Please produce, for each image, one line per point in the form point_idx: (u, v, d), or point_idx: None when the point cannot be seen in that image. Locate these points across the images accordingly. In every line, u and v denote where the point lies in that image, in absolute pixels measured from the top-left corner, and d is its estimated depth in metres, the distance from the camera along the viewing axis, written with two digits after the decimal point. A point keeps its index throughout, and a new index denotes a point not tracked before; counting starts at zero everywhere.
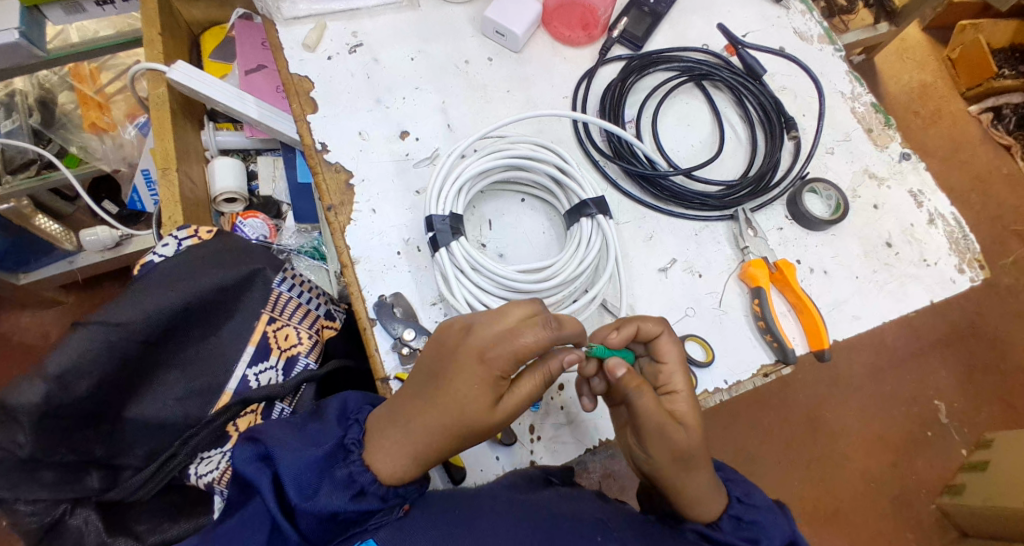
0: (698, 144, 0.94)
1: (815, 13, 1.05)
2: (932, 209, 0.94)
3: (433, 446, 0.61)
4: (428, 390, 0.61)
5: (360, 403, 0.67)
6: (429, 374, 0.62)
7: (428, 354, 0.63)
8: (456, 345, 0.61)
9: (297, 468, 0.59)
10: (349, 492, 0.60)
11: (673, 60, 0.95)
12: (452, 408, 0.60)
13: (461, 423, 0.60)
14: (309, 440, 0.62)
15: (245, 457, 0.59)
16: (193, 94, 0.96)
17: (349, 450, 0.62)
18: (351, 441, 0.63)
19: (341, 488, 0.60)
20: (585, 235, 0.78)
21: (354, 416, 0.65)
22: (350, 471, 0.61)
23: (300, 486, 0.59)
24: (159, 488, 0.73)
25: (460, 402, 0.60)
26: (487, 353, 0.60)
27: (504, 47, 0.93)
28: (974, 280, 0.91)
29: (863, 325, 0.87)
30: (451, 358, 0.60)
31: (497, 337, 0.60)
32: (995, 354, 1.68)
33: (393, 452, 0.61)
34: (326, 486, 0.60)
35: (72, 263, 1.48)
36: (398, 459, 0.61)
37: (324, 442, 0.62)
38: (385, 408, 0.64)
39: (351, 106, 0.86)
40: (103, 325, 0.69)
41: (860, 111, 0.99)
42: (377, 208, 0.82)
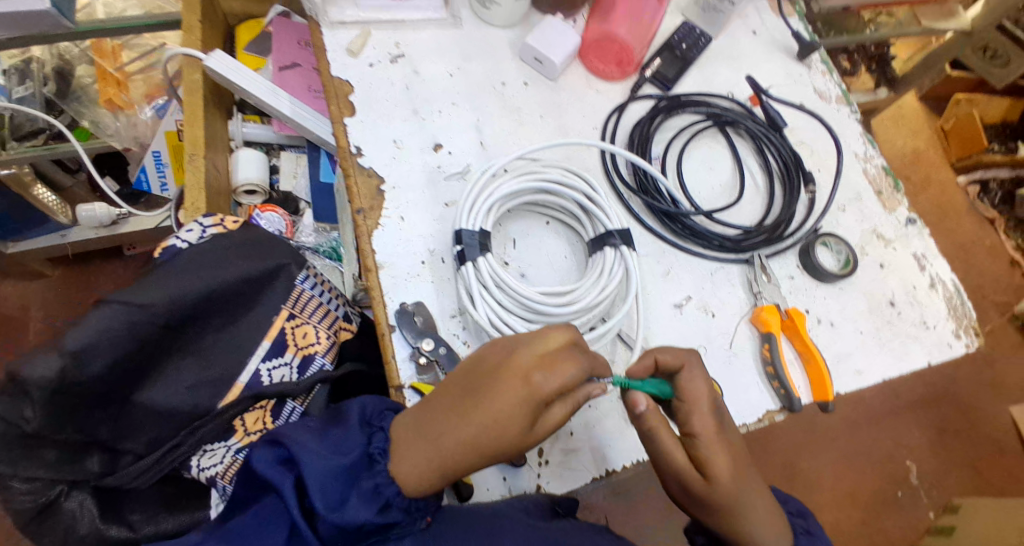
0: (719, 187, 0.96)
1: (834, 74, 1.08)
2: (933, 274, 0.98)
3: (461, 463, 0.61)
4: (464, 406, 0.62)
5: (380, 407, 0.67)
6: (466, 391, 0.62)
7: (466, 371, 0.64)
8: (498, 365, 0.62)
9: (321, 474, 0.59)
10: (375, 506, 0.60)
11: (701, 104, 0.97)
12: (487, 428, 0.60)
13: (494, 443, 0.61)
14: (334, 447, 0.62)
15: (265, 460, 0.59)
16: (227, 83, 0.96)
17: (374, 459, 0.62)
18: (376, 451, 0.63)
19: (369, 499, 0.60)
20: (608, 264, 0.80)
21: (378, 423, 0.65)
22: (375, 482, 0.61)
23: (327, 496, 0.59)
24: (155, 479, 0.74)
25: (496, 423, 0.60)
26: (533, 375, 0.61)
27: (541, 73, 0.95)
28: (968, 346, 0.94)
29: (864, 380, 0.89)
30: (493, 378, 0.61)
31: (541, 362, 0.62)
32: (969, 420, 1.73)
33: (420, 463, 0.61)
34: (354, 497, 0.60)
35: (64, 237, 1.46)
36: (424, 471, 0.61)
37: (349, 451, 0.61)
38: (411, 417, 0.64)
39: (388, 113, 0.87)
40: (125, 305, 0.68)
41: (872, 173, 1.03)
42: (405, 216, 0.82)
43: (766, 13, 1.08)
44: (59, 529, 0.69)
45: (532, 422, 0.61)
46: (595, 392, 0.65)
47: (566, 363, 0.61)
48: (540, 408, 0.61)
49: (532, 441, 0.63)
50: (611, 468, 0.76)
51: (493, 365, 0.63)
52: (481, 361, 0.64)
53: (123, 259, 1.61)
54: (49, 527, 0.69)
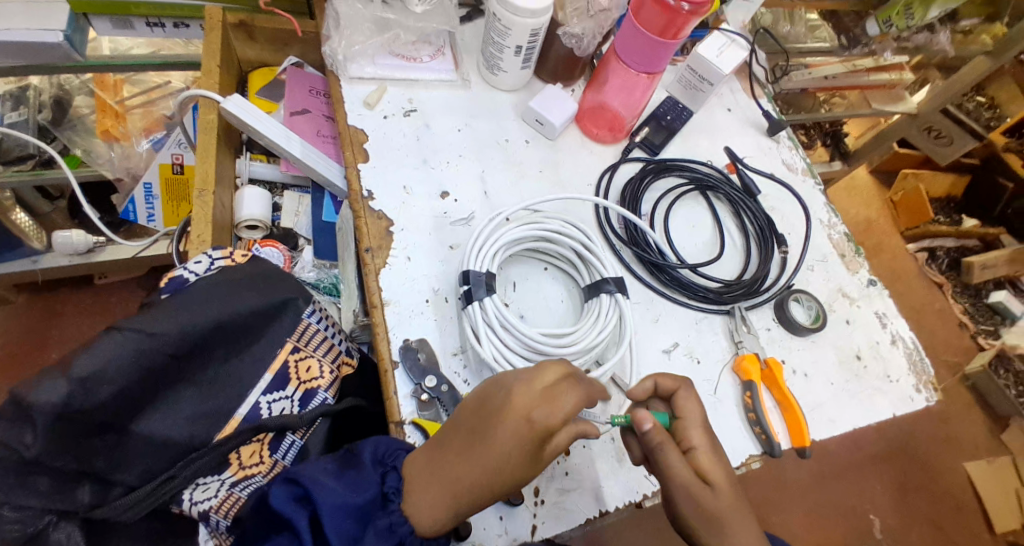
0: (702, 244, 1.02)
1: (800, 149, 1.16)
2: (894, 331, 1.04)
3: (473, 498, 0.67)
4: (470, 445, 0.67)
5: (392, 447, 0.72)
6: (470, 434, 0.67)
7: (470, 411, 0.69)
8: (499, 406, 0.67)
9: (335, 510, 0.64)
10: (390, 543, 0.66)
11: (684, 169, 1.04)
12: (493, 469, 0.65)
13: (502, 478, 0.66)
14: (350, 486, 0.67)
15: (281, 498, 0.64)
16: (242, 125, 0.99)
17: (388, 498, 0.68)
18: (390, 490, 0.68)
19: (384, 536, 0.66)
20: (603, 309, 0.85)
21: (390, 463, 0.71)
22: (390, 521, 0.67)
23: (343, 532, 0.64)
24: (144, 513, 0.71)
25: (501, 463, 0.65)
26: (532, 415, 0.65)
27: (541, 133, 1.01)
28: (929, 400, 1.00)
29: (837, 429, 0.95)
30: (495, 419, 0.66)
31: (539, 401, 0.66)
32: (923, 475, 1.80)
33: (435, 501, 0.67)
34: (369, 535, 0.65)
35: (35, 262, 1.42)
36: (439, 508, 0.67)
37: (365, 489, 0.67)
38: (423, 458, 0.70)
39: (398, 161, 0.92)
40: (137, 333, 0.69)
41: (835, 239, 1.10)
42: (411, 256, 0.86)
43: (738, 94, 1.18)
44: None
45: (535, 456, 0.66)
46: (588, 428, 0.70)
47: (563, 399, 0.66)
48: (541, 443, 0.66)
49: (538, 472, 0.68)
50: (602, 508, 0.79)
51: (494, 406, 0.67)
52: (483, 402, 0.68)
53: (93, 290, 1.58)
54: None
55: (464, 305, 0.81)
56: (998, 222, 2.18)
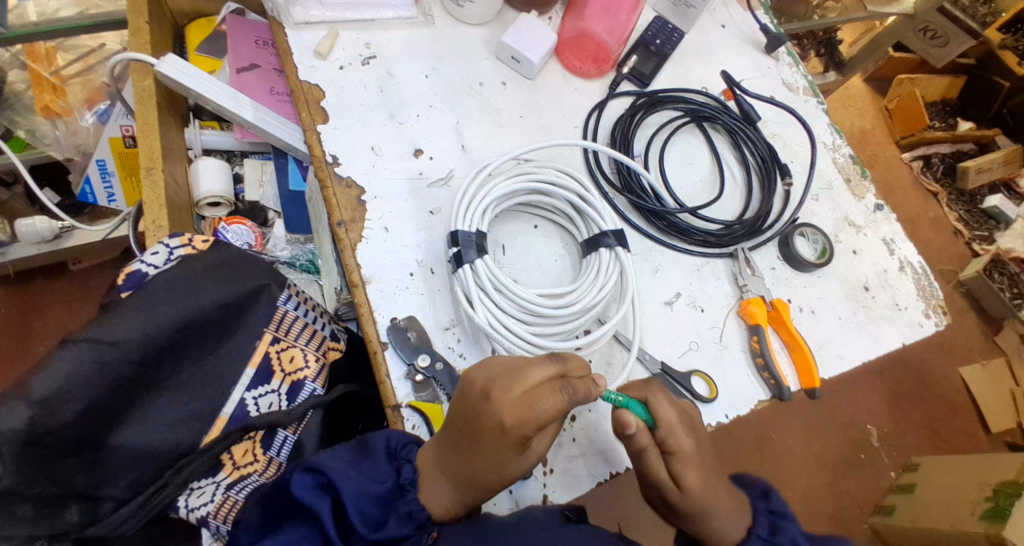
0: (700, 182, 0.96)
1: (800, 65, 1.08)
2: (902, 257, 1.00)
3: (480, 488, 0.64)
4: (464, 442, 0.63)
5: (403, 438, 0.68)
6: (460, 433, 0.63)
7: (457, 408, 0.64)
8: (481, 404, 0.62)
9: (358, 494, 0.62)
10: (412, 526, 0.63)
11: (679, 100, 0.96)
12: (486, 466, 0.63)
13: (500, 473, 0.63)
14: (367, 476, 0.64)
15: (301, 486, 0.61)
16: (182, 89, 0.91)
17: (405, 488, 0.65)
18: (407, 482, 0.65)
19: (405, 522, 0.63)
20: (603, 265, 0.79)
21: (404, 455, 0.67)
22: (410, 507, 0.64)
23: (366, 518, 0.62)
24: (144, 522, 0.67)
25: (492, 461, 0.62)
26: (508, 420, 0.60)
27: (518, 72, 0.93)
28: (938, 325, 0.96)
29: (846, 364, 0.91)
30: (476, 422, 0.61)
31: (517, 403, 0.61)
32: (919, 384, 1.80)
33: (445, 490, 0.65)
34: (392, 520, 0.63)
35: (4, 254, 1.34)
36: (450, 498, 0.65)
37: (385, 479, 0.64)
38: (429, 449, 0.66)
39: (363, 120, 0.84)
40: (95, 344, 0.63)
41: (840, 162, 1.04)
42: (389, 226, 0.80)
43: (732, 7, 1.08)
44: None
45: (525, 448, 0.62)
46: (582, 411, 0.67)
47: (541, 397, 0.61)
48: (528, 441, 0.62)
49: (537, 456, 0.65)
50: (614, 471, 0.76)
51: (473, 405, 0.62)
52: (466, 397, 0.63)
53: (70, 276, 1.47)
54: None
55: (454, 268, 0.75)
56: (994, 123, 2.10)
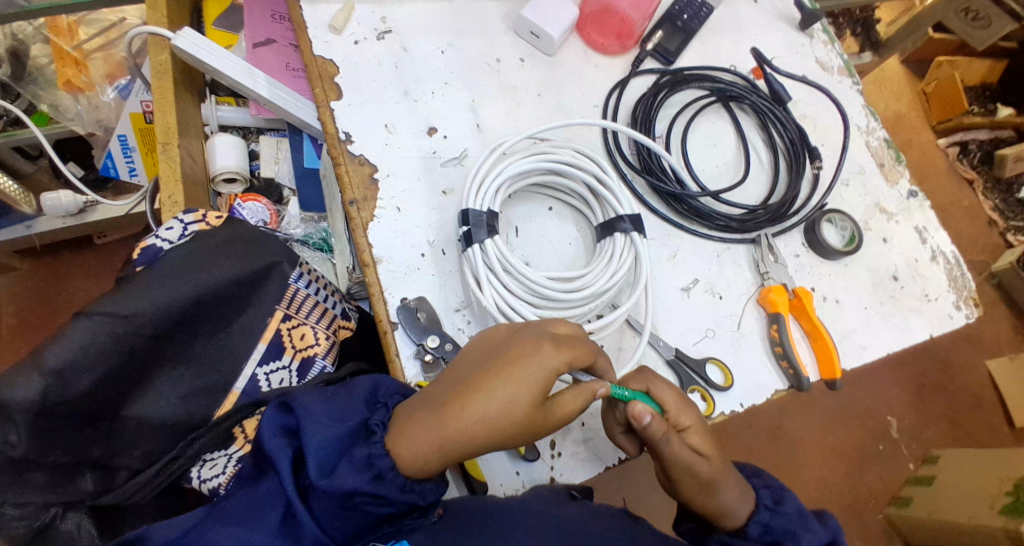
0: (723, 165, 0.92)
1: (836, 44, 1.04)
2: (935, 246, 0.96)
3: (464, 440, 0.59)
4: (472, 383, 0.61)
5: (390, 388, 0.66)
6: (467, 377, 0.62)
7: (483, 351, 0.64)
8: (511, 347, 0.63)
9: (318, 435, 0.59)
10: (368, 475, 0.58)
11: (705, 79, 0.93)
12: (486, 407, 0.59)
13: (495, 425, 0.60)
14: (335, 416, 0.61)
15: (269, 427, 0.59)
16: (198, 64, 0.91)
17: (372, 432, 0.61)
18: (375, 423, 0.62)
19: (363, 468, 0.58)
20: (617, 250, 0.77)
21: (383, 400, 0.64)
22: (369, 452, 0.59)
23: (322, 463, 0.58)
24: (157, 491, 0.68)
25: (495, 404, 0.60)
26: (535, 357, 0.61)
27: (537, 48, 0.90)
28: (969, 317, 0.93)
29: (870, 355, 0.88)
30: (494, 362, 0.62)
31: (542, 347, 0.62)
32: (942, 377, 1.75)
33: (422, 438, 0.59)
34: (344, 465, 0.58)
35: (29, 228, 1.32)
36: (425, 448, 0.59)
37: (349, 418, 0.61)
38: (415, 397, 0.63)
39: (377, 96, 0.83)
40: (109, 317, 0.63)
41: (874, 146, 1.00)
42: (401, 205, 0.79)
43: None
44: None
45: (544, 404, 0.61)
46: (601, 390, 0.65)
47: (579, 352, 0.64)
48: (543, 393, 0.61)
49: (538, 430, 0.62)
50: (623, 456, 0.75)
51: (503, 350, 0.63)
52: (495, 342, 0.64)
53: (94, 249, 1.48)
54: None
55: (464, 247, 0.74)
56: None
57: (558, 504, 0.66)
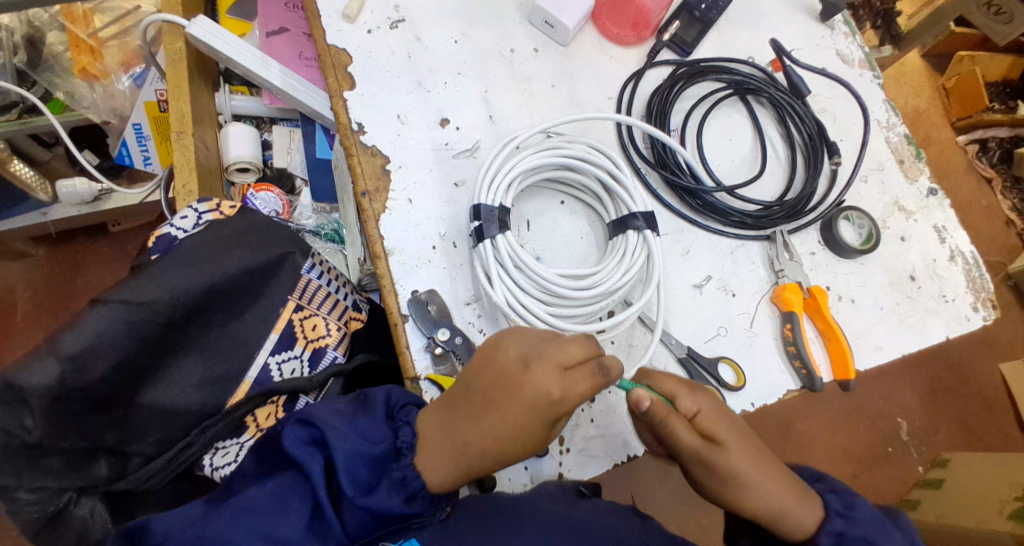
0: (739, 160, 0.91)
1: (857, 36, 1.02)
2: (953, 246, 0.94)
3: (479, 461, 0.61)
4: (484, 411, 0.61)
5: (403, 398, 0.66)
6: (483, 401, 0.61)
7: (484, 377, 0.62)
8: (517, 379, 0.60)
9: (349, 453, 0.59)
10: (403, 495, 0.59)
11: (722, 71, 0.91)
12: (510, 432, 0.60)
13: (516, 446, 0.61)
14: (363, 435, 0.61)
15: (293, 442, 0.59)
16: (212, 52, 0.91)
17: (401, 453, 0.62)
18: (403, 445, 0.62)
19: (397, 489, 0.60)
20: (630, 248, 0.76)
21: (402, 418, 0.65)
22: (404, 472, 0.61)
23: (357, 481, 0.59)
24: (173, 475, 0.68)
25: (518, 430, 0.60)
26: (557, 393, 0.60)
27: (552, 38, 0.89)
28: (986, 319, 0.91)
29: (884, 356, 0.87)
30: (510, 390, 0.60)
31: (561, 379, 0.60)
32: (955, 378, 1.72)
33: (440, 457, 0.61)
34: (384, 484, 0.60)
35: (44, 215, 1.32)
36: (444, 466, 0.61)
37: (380, 438, 0.62)
38: (433, 411, 0.63)
39: (390, 86, 0.82)
40: (123, 304, 0.63)
41: (893, 142, 0.98)
42: (413, 197, 0.78)
43: None
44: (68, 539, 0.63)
45: (551, 428, 0.62)
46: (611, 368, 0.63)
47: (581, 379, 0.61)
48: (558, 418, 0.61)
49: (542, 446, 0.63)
50: (632, 454, 0.74)
51: (509, 378, 0.61)
52: (498, 368, 0.61)
53: (109, 236, 1.48)
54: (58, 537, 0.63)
55: (475, 243, 0.73)
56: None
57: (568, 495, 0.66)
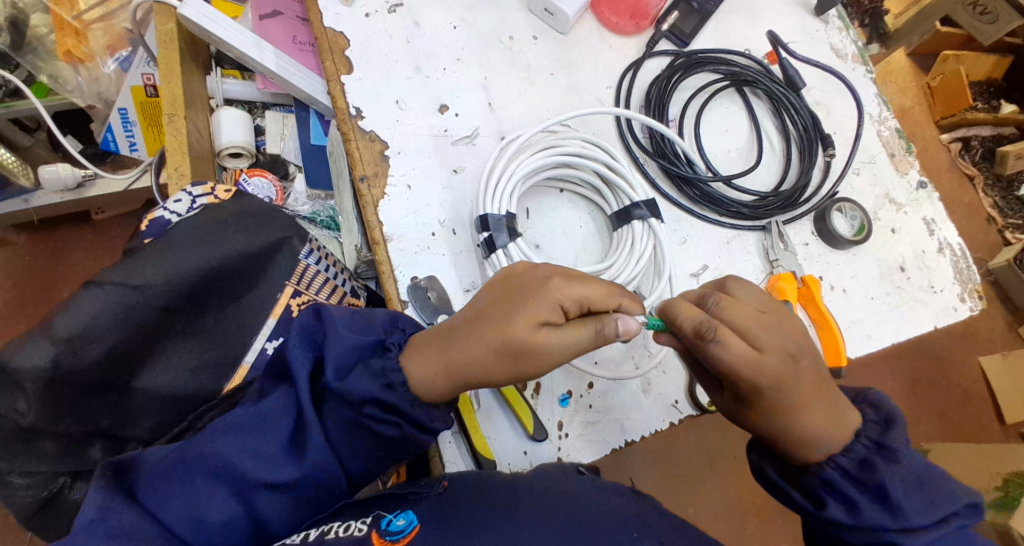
0: (735, 151, 0.92)
1: (851, 31, 1.02)
2: (942, 238, 0.95)
3: (469, 373, 0.60)
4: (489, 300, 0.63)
5: (410, 321, 0.67)
6: (489, 295, 0.64)
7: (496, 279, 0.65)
8: (521, 274, 0.64)
9: (342, 346, 0.60)
10: (379, 382, 0.60)
11: (719, 63, 0.92)
12: (501, 319, 0.60)
13: (504, 337, 0.59)
14: (355, 325, 0.63)
15: (293, 344, 0.60)
16: (205, 34, 0.89)
17: (388, 350, 0.62)
18: (392, 342, 0.63)
19: (373, 376, 0.60)
20: (634, 240, 0.77)
21: (400, 325, 0.65)
22: (384, 365, 0.61)
23: (339, 368, 0.60)
24: None
25: (510, 316, 0.60)
26: (553, 279, 0.62)
27: (551, 27, 0.89)
28: (972, 310, 0.93)
29: (874, 345, 0.89)
30: (514, 283, 0.63)
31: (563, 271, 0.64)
32: (936, 370, 1.69)
33: (428, 352, 0.61)
34: (360, 371, 0.60)
35: (26, 202, 1.26)
36: (429, 376, 0.60)
37: (369, 333, 0.63)
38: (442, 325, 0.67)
39: (387, 71, 0.82)
40: (119, 286, 0.63)
41: (885, 136, 0.99)
42: (412, 184, 0.78)
43: None
44: (66, 520, 0.64)
45: (542, 325, 0.60)
46: (624, 326, 0.62)
47: (590, 288, 0.62)
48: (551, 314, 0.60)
49: (532, 369, 0.61)
50: (629, 439, 0.76)
51: (514, 276, 0.65)
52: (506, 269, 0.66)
53: (93, 225, 1.44)
54: (54, 519, 0.64)
55: (486, 253, 0.73)
56: None
57: (565, 468, 0.67)
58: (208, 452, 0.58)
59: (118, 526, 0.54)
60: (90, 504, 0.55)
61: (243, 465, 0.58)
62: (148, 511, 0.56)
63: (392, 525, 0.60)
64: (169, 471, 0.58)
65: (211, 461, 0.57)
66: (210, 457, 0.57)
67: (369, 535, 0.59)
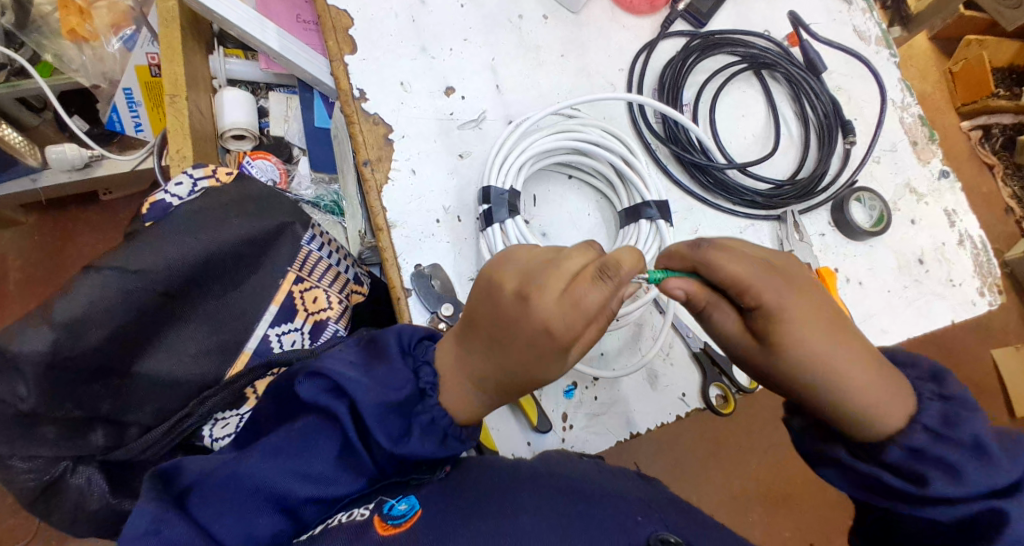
0: (752, 137, 0.89)
1: (875, 12, 0.99)
2: (963, 230, 0.92)
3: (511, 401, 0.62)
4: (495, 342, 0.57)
5: (416, 336, 0.63)
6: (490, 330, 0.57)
7: (486, 310, 0.58)
8: (511, 306, 0.56)
9: (377, 405, 0.58)
10: (434, 439, 0.60)
11: (737, 44, 0.89)
12: (526, 367, 0.57)
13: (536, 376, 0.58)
14: (384, 382, 0.59)
15: (310, 396, 0.58)
16: (207, 12, 0.87)
17: (426, 393, 0.61)
18: (427, 384, 0.61)
19: (429, 432, 0.60)
20: (642, 237, 0.74)
21: (422, 356, 0.63)
22: (432, 415, 0.60)
23: (387, 431, 0.58)
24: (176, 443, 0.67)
25: (535, 364, 0.57)
26: (551, 319, 0.54)
27: (562, 6, 0.86)
28: (991, 305, 0.90)
29: (889, 339, 0.86)
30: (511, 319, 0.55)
31: (554, 296, 0.54)
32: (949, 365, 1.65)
33: (462, 390, 0.61)
34: (414, 429, 0.59)
35: (34, 181, 1.23)
36: (469, 402, 0.60)
37: (402, 385, 0.60)
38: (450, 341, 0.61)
39: (393, 51, 0.79)
40: (118, 271, 0.62)
41: (908, 123, 0.96)
42: (416, 168, 0.76)
43: None
44: (67, 505, 0.63)
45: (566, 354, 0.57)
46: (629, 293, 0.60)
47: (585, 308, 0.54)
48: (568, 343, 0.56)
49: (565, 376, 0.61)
50: (634, 432, 0.74)
51: (502, 306, 0.56)
52: (490, 293, 0.57)
53: (101, 206, 1.43)
54: (55, 504, 0.63)
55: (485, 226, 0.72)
56: None
57: (573, 459, 0.65)
58: (254, 477, 0.56)
59: (173, 536, 0.53)
60: (143, 515, 0.54)
61: (289, 486, 0.56)
62: (201, 525, 0.55)
63: (395, 509, 0.58)
64: (210, 486, 0.56)
65: (260, 486, 0.56)
66: (258, 480, 0.56)
67: (371, 519, 0.57)
